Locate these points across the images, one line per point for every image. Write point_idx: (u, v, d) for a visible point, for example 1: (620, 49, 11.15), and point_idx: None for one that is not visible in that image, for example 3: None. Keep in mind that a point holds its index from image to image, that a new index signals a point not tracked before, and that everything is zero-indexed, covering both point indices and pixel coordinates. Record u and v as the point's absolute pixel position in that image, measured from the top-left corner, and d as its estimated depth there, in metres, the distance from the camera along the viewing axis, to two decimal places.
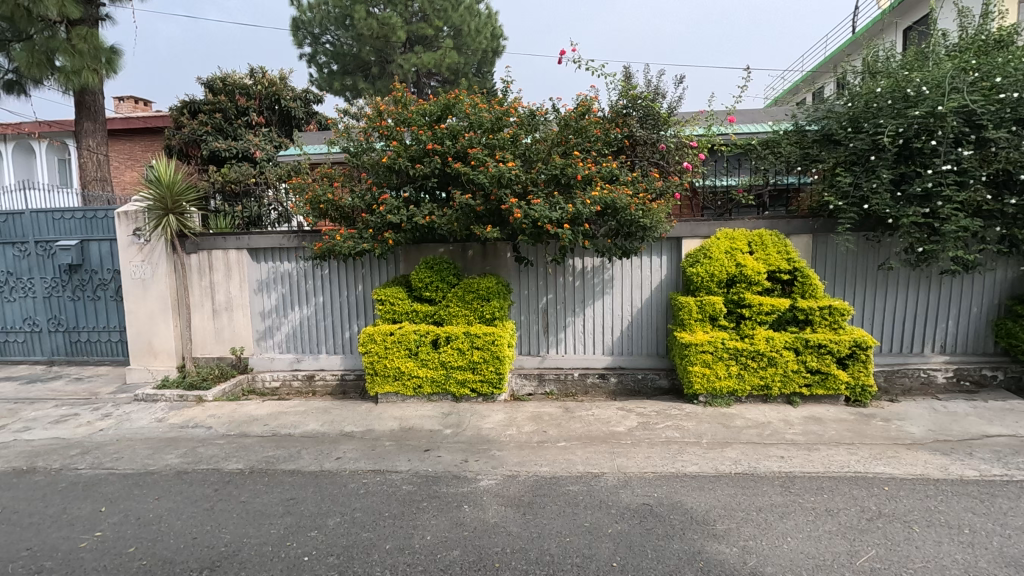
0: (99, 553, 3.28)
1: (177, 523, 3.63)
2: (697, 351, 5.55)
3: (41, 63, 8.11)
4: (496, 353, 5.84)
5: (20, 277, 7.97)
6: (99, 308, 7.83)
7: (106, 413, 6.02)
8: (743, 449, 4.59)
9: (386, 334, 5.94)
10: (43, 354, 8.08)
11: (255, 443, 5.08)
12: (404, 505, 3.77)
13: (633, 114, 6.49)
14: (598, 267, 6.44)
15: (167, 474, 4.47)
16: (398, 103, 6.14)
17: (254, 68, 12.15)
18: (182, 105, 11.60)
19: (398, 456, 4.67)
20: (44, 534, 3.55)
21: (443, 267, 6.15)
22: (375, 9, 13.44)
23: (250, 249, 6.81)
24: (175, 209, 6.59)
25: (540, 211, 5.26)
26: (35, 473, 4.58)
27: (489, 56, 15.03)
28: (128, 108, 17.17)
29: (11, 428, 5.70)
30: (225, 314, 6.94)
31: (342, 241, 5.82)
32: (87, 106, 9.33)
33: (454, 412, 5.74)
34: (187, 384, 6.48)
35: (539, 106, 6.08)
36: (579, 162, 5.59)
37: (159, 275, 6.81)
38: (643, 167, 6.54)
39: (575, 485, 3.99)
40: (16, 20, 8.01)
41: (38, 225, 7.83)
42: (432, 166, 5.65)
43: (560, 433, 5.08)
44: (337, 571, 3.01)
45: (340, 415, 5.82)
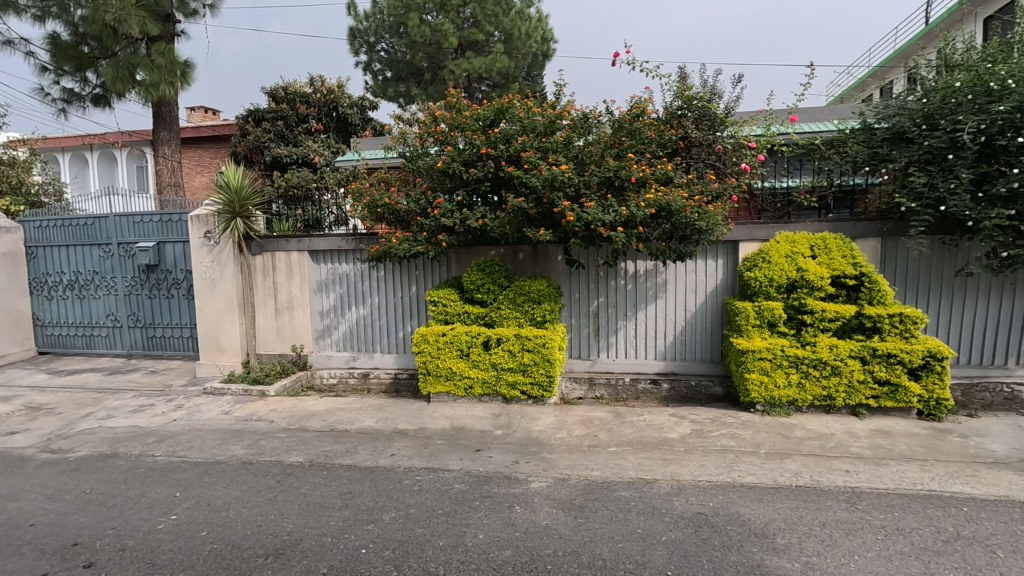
0: (174, 536, 3.50)
1: (244, 511, 3.82)
2: (755, 358, 5.37)
3: (124, 78, 8.73)
4: (547, 356, 5.85)
5: (104, 276, 8.59)
6: (173, 305, 8.35)
7: (179, 405, 6.41)
8: (805, 461, 4.41)
9: (438, 335, 6.06)
10: (124, 348, 8.70)
11: (313, 437, 5.29)
12: (456, 503, 3.83)
13: (688, 116, 6.37)
14: (650, 270, 6.35)
15: (234, 464, 4.72)
16: (453, 109, 6.26)
17: (314, 77, 12.62)
18: (247, 113, 12.31)
19: (450, 455, 4.76)
20: (126, 515, 3.82)
21: (495, 269, 6.21)
22: (428, 16, 13.72)
23: (310, 251, 7.10)
24: (242, 213, 6.94)
25: (593, 213, 5.26)
26: (118, 458, 4.94)
27: (539, 61, 15.06)
28: (199, 117, 18.29)
29: (96, 416, 6.16)
30: (287, 313, 7.25)
31: (398, 243, 5.99)
32: (164, 117, 10.02)
33: (504, 414, 5.78)
34: (251, 379, 6.82)
35: (593, 108, 6.06)
36: (632, 164, 5.55)
37: (227, 275, 7.17)
38: (699, 168, 6.41)
39: (627, 491, 3.95)
40: (104, 38, 8.66)
41: (120, 227, 8.41)
42: (486, 169, 5.72)
43: (611, 438, 5.03)
44: (394, 566, 3.09)
45: (394, 413, 5.98)
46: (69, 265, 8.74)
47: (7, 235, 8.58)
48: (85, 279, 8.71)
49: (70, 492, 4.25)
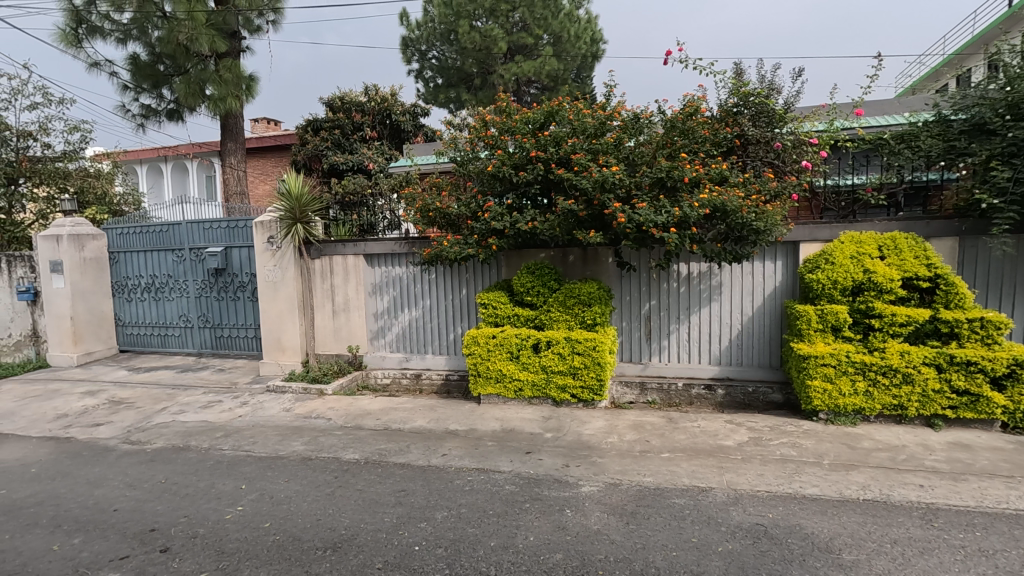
0: (240, 526, 3.69)
1: (304, 505, 3.98)
2: (818, 364, 5.11)
3: (195, 93, 9.31)
4: (597, 359, 5.80)
5: (177, 279, 9.16)
6: (239, 307, 8.81)
7: (244, 402, 6.75)
8: (873, 473, 4.17)
9: (488, 337, 6.12)
10: (195, 347, 9.25)
11: (368, 435, 5.45)
12: (507, 504, 3.85)
13: (744, 113, 6.17)
14: (704, 271, 6.19)
15: (295, 459, 4.93)
16: (503, 113, 6.31)
17: (369, 86, 13.04)
18: (306, 123, 12.85)
19: (501, 456, 4.79)
20: (197, 505, 4.06)
21: (545, 272, 6.20)
22: (478, 22, 13.90)
23: (366, 255, 7.35)
24: (302, 218, 7.23)
25: (645, 214, 5.20)
26: (189, 451, 5.25)
27: (589, 62, 14.93)
28: (262, 128, 19.26)
29: (170, 410, 6.58)
30: (344, 315, 7.51)
31: (449, 247, 6.09)
32: (231, 129, 10.62)
33: (554, 417, 5.76)
34: (310, 378, 7.11)
35: (644, 108, 5.99)
36: (685, 164, 5.44)
37: (288, 278, 7.49)
38: (756, 167, 6.19)
39: (681, 498, 3.85)
40: (177, 57, 9.25)
41: (192, 234, 8.95)
42: (535, 172, 5.74)
43: (664, 443, 4.93)
44: (446, 564, 3.14)
45: (445, 413, 6.07)
46: (146, 269, 9.37)
47: (92, 241, 9.29)
48: (160, 282, 9.31)
49: (148, 481, 4.56)
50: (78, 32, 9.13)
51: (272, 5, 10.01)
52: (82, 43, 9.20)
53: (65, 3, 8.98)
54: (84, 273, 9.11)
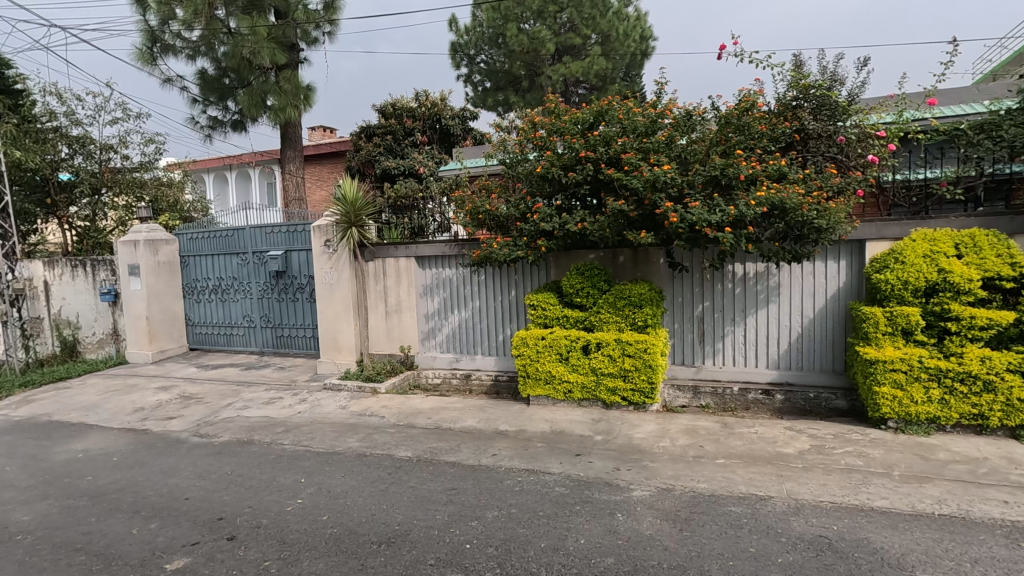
0: (301, 518, 3.84)
1: (359, 500, 4.10)
2: (886, 369, 4.83)
3: (257, 104, 9.81)
4: (648, 362, 5.70)
5: (241, 281, 9.63)
6: (298, 307, 9.18)
7: (302, 399, 7.03)
8: (950, 487, 3.90)
9: (538, 339, 6.12)
10: (258, 345, 9.71)
11: (420, 434, 5.56)
12: (557, 506, 3.84)
13: (804, 106, 5.92)
14: (761, 272, 5.97)
15: (351, 455, 5.08)
16: (552, 114, 6.29)
17: (419, 92, 13.30)
18: (360, 130, 13.26)
19: (550, 458, 4.78)
20: (260, 496, 4.26)
21: (595, 272, 6.13)
22: (526, 25, 13.96)
23: (417, 257, 7.50)
24: (357, 222, 7.48)
25: (698, 213, 5.08)
26: (253, 445, 5.51)
27: (638, 59, 14.69)
28: (319, 135, 20.03)
29: (235, 406, 6.93)
30: (396, 316, 7.69)
31: (498, 249, 6.13)
32: (290, 138, 11.11)
33: (605, 419, 5.70)
34: (365, 377, 7.33)
35: (697, 105, 5.86)
36: (741, 161, 5.28)
37: (344, 280, 7.75)
38: (817, 163, 5.92)
39: (737, 506, 3.73)
40: (241, 70, 9.77)
41: (255, 238, 9.39)
42: (585, 172, 5.69)
43: (718, 449, 4.78)
44: (496, 563, 3.16)
45: (495, 414, 6.12)
46: (213, 272, 9.90)
47: (166, 246, 9.90)
48: (225, 284, 9.81)
49: (215, 472, 4.82)
50: (153, 51, 9.77)
51: (328, 16, 10.42)
52: (156, 60, 9.84)
53: (141, 24, 9.62)
54: (158, 275, 9.73)
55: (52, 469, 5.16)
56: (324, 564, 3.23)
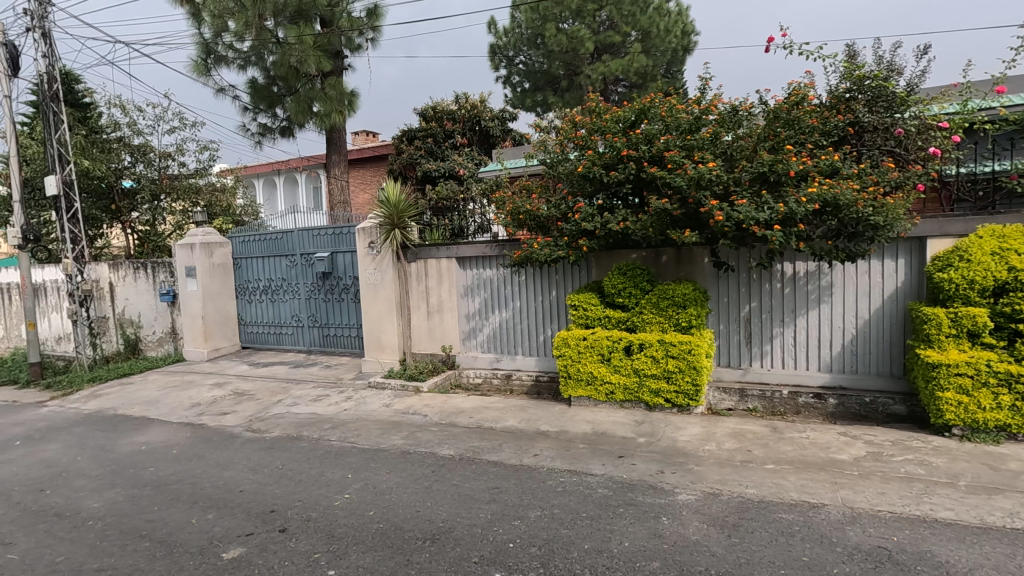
0: (348, 512, 3.94)
1: (404, 496, 4.18)
2: (950, 374, 4.56)
3: (304, 110, 10.23)
4: (693, 363, 5.59)
5: (289, 282, 9.95)
6: (344, 308, 9.43)
7: (348, 396, 7.22)
8: (1022, 499, 3.66)
9: (579, 339, 6.08)
10: (305, 344, 10.02)
11: (462, 432, 5.61)
12: (600, 508, 3.81)
13: (859, 98, 5.67)
14: (812, 271, 5.75)
15: (395, 452, 5.18)
16: (593, 113, 6.24)
17: (460, 94, 13.44)
18: (401, 133, 13.52)
19: (593, 459, 4.74)
20: (309, 490, 4.39)
21: (637, 272, 6.04)
22: (565, 24, 13.91)
23: (458, 258, 7.56)
24: (400, 224, 7.62)
25: (745, 212, 4.94)
26: (302, 440, 5.70)
27: (679, 55, 14.41)
28: (362, 140, 20.52)
29: (285, 402, 7.18)
30: (437, 316, 7.79)
31: (539, 249, 6.14)
32: (335, 143, 11.43)
33: (648, 421, 5.62)
34: (408, 376, 7.46)
35: (743, 100, 5.72)
36: (791, 156, 5.13)
37: (387, 280, 7.90)
38: (873, 157, 5.66)
39: (788, 514, 3.61)
40: (289, 78, 10.21)
41: (303, 241, 9.69)
42: (627, 171, 5.62)
43: (767, 454, 4.64)
44: (540, 563, 3.16)
45: (536, 414, 6.11)
46: (264, 273, 10.27)
47: (219, 248, 10.34)
48: (275, 285, 10.16)
49: (267, 466, 5.01)
50: (207, 62, 10.22)
51: (371, 23, 10.66)
52: (210, 71, 10.30)
53: (196, 37, 10.08)
54: (212, 276, 10.18)
55: (118, 460, 5.47)
56: (371, 558, 3.31)
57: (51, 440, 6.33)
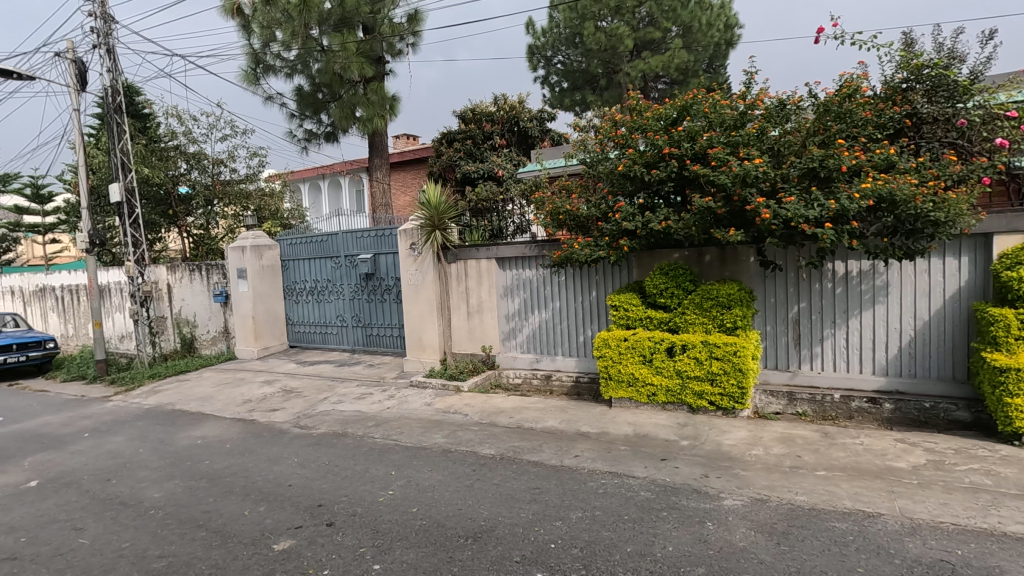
0: (392, 509, 4.03)
1: (446, 494, 4.23)
2: (1020, 379, 4.30)
3: (347, 115, 10.46)
4: (738, 365, 5.44)
5: (334, 283, 10.23)
6: (386, 308, 9.63)
7: (391, 395, 7.37)
8: None
9: (620, 340, 6.01)
10: (349, 344, 10.28)
11: (502, 432, 5.64)
12: (643, 511, 3.76)
13: (916, 88, 5.40)
14: (866, 270, 5.51)
15: (437, 450, 5.26)
16: (633, 111, 6.16)
17: (498, 95, 13.51)
18: (441, 136, 13.70)
19: (634, 461, 4.68)
20: (354, 486, 4.51)
21: (680, 272, 5.93)
22: (603, 22, 13.80)
23: (497, 258, 7.60)
24: (440, 226, 7.72)
25: (793, 209, 4.79)
26: (347, 437, 5.85)
27: (722, 49, 14.08)
28: (403, 143, 20.90)
29: (330, 400, 7.38)
30: (477, 316, 7.85)
31: (579, 249, 6.10)
32: (377, 147, 11.69)
33: (691, 424, 5.51)
34: (448, 375, 7.55)
35: (791, 94, 5.54)
36: (843, 151, 4.95)
37: (428, 281, 8.01)
38: (932, 150, 5.39)
39: (841, 522, 3.47)
40: (333, 85, 10.48)
41: (347, 243, 9.94)
42: (669, 169, 5.52)
43: (818, 460, 4.47)
44: (582, 564, 3.15)
45: (576, 415, 6.08)
46: (310, 275, 10.59)
47: (268, 250, 10.73)
48: (320, 286, 10.46)
49: (314, 461, 5.16)
50: (256, 72, 10.65)
51: (412, 28, 10.85)
52: (259, 80, 10.71)
53: (247, 48, 10.50)
54: (262, 278, 10.57)
55: (177, 453, 5.76)
56: (414, 554, 3.37)
57: (116, 433, 6.72)
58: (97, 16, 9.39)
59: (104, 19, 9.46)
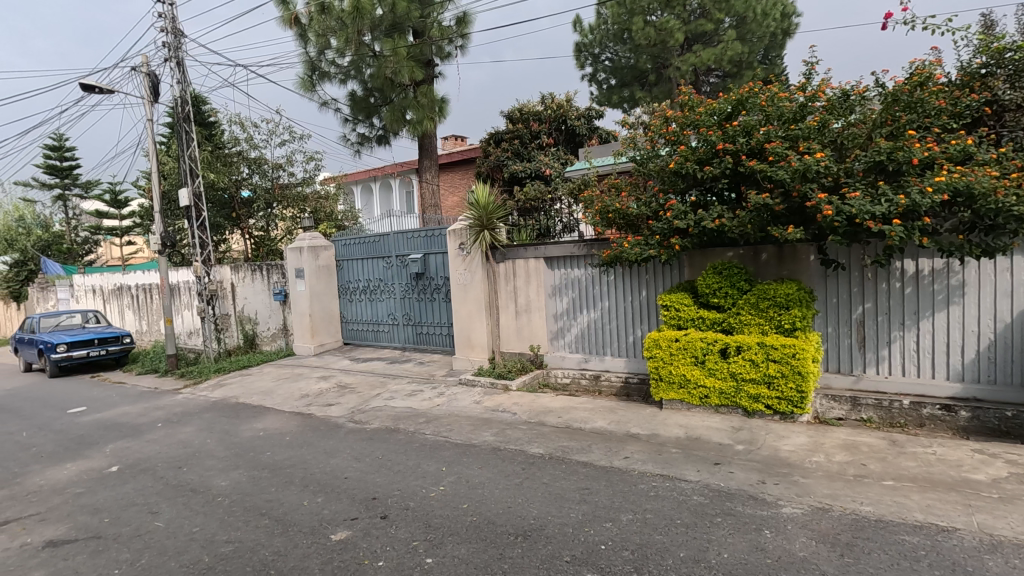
0: (443, 504, 4.10)
1: (496, 491, 4.27)
2: None
3: (398, 118, 10.73)
4: (798, 368, 5.23)
5: (386, 283, 10.50)
6: (436, 307, 9.81)
7: (440, 392, 7.50)
8: None
9: (671, 341, 5.89)
10: (400, 342, 10.52)
11: (551, 432, 5.65)
12: (696, 515, 3.68)
13: (998, 73, 5.04)
14: (939, 269, 5.19)
15: (486, 448, 5.32)
16: (685, 106, 6.01)
17: (545, 95, 13.49)
18: (489, 136, 13.83)
19: (687, 465, 4.58)
20: (406, 481, 4.62)
21: (734, 271, 5.76)
22: (653, 17, 13.52)
23: (546, 258, 7.61)
24: (489, 226, 7.78)
25: (858, 205, 4.57)
26: (399, 433, 6.00)
27: (778, 39, 13.54)
28: (452, 145, 21.18)
29: (382, 396, 7.58)
30: (525, 315, 7.86)
31: (629, 248, 6.01)
32: (427, 148, 11.91)
33: (746, 428, 5.33)
34: (496, 374, 7.62)
35: (857, 84, 5.28)
36: (913, 143, 4.68)
37: (477, 281, 8.11)
38: (1015, 139, 5.03)
39: (912, 536, 3.28)
40: (385, 89, 10.77)
41: (398, 243, 10.17)
42: (723, 166, 5.37)
43: (886, 469, 4.24)
44: (633, 567, 3.11)
45: (625, 416, 6.01)
46: (363, 274, 10.91)
47: (325, 251, 11.12)
48: (373, 285, 10.76)
49: (368, 455, 5.32)
50: (313, 78, 11.03)
51: (461, 31, 11.00)
52: (315, 86, 11.09)
53: (304, 56, 10.91)
54: (319, 278, 10.98)
55: (241, 444, 6.07)
56: (465, 550, 3.42)
57: (187, 424, 7.15)
58: (168, 31, 9.98)
59: (175, 34, 10.06)
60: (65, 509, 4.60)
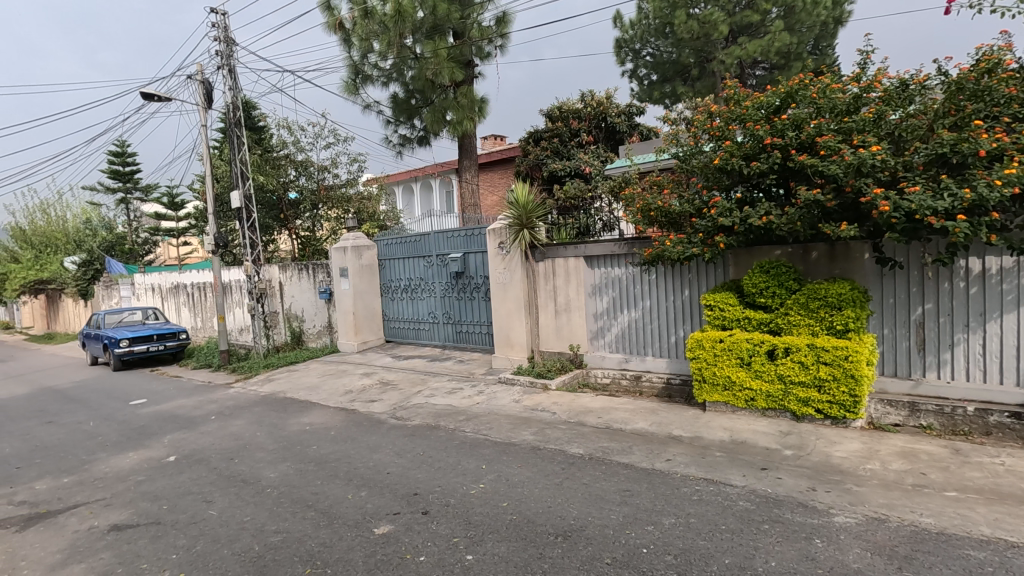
0: (483, 502, 4.12)
1: (536, 490, 4.27)
2: None
3: (439, 119, 10.87)
4: (851, 371, 5.01)
5: (426, 282, 10.64)
6: (475, 306, 9.88)
7: (480, 391, 7.55)
8: None
9: (715, 342, 5.75)
10: (441, 340, 10.65)
11: (591, 432, 5.60)
12: (742, 521, 3.57)
13: None
14: (1008, 267, 4.87)
15: (525, 447, 5.32)
16: (730, 100, 5.82)
17: (585, 92, 13.39)
18: (528, 135, 13.85)
19: (732, 469, 4.46)
20: (447, 478, 4.67)
21: (783, 270, 5.56)
22: (696, 10, 13.24)
23: (585, 257, 7.55)
24: (528, 224, 7.79)
25: (918, 200, 4.35)
26: (440, 430, 6.07)
27: (830, 28, 12.99)
28: (491, 144, 21.29)
29: (423, 393, 7.69)
30: (565, 315, 7.83)
31: (672, 246, 5.89)
32: (466, 148, 12.01)
33: (795, 433, 5.14)
34: (536, 373, 7.62)
35: (917, 72, 5.00)
36: (980, 133, 4.40)
37: (516, 280, 8.12)
38: None
39: (978, 551, 3.09)
40: (426, 90, 10.92)
41: (438, 243, 10.29)
42: (771, 161, 5.18)
43: (948, 479, 4.01)
44: (676, 572, 3.05)
45: (668, 418, 5.89)
46: (404, 273, 11.10)
47: (367, 250, 11.38)
48: (414, 284, 10.93)
49: (409, 452, 5.41)
50: (356, 82, 11.29)
51: (500, 30, 11.03)
52: (358, 89, 11.36)
53: (348, 60, 11.16)
54: (362, 277, 11.24)
55: (289, 437, 6.27)
56: (505, 548, 3.43)
57: (238, 417, 7.44)
58: (220, 40, 10.39)
59: (227, 43, 10.48)
60: (128, 495, 4.87)
